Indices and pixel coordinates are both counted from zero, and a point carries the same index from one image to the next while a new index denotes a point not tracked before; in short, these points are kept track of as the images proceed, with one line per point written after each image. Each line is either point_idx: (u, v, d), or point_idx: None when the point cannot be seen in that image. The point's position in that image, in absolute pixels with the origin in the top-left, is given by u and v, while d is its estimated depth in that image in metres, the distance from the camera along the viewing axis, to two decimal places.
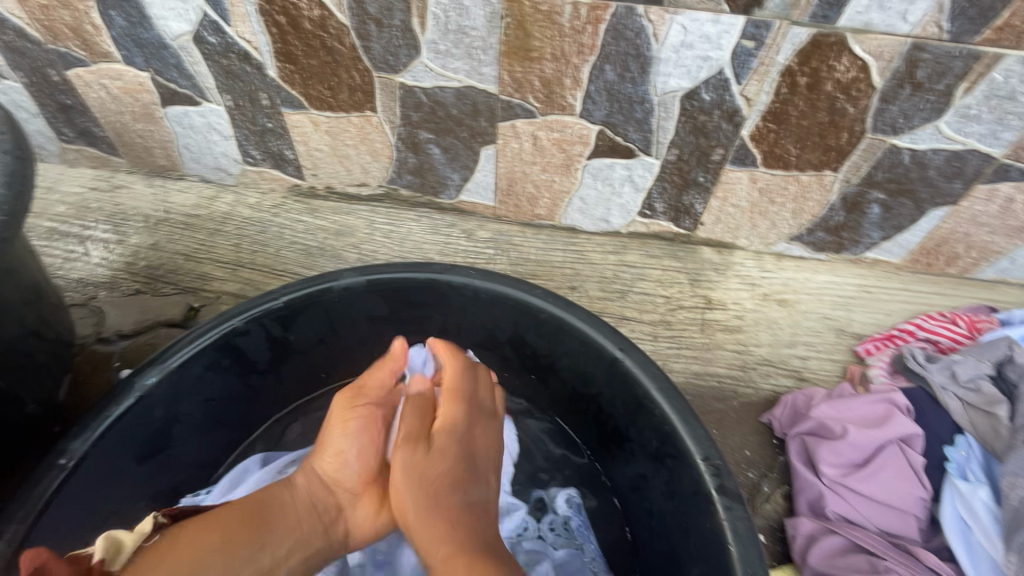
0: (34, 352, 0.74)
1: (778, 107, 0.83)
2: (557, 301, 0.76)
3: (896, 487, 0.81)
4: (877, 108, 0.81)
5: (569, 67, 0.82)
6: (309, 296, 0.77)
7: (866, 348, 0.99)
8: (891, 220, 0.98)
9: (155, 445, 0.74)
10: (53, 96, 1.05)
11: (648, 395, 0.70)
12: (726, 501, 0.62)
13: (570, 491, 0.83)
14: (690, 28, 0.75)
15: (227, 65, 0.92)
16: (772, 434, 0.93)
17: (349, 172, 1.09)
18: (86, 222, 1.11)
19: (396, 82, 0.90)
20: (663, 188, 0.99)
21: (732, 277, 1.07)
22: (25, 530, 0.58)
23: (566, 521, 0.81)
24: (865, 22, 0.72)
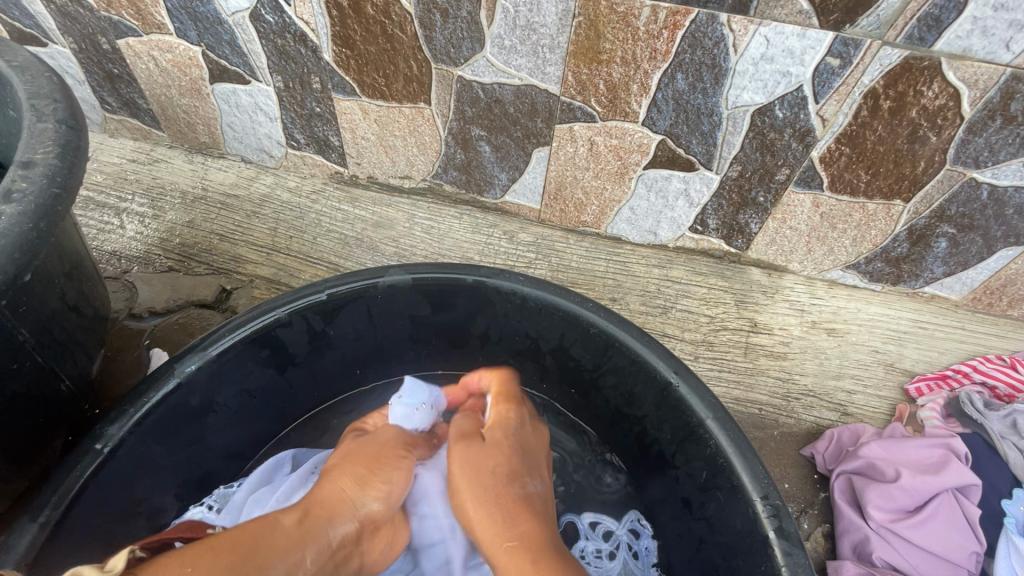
0: (73, 328, 0.73)
1: (856, 129, 0.79)
2: (609, 316, 0.73)
3: (950, 539, 0.77)
4: (962, 140, 0.76)
5: (638, 73, 0.79)
6: (353, 291, 0.74)
7: (918, 388, 0.95)
8: (956, 256, 0.93)
9: (190, 434, 0.72)
10: (101, 64, 1.03)
11: (703, 424, 0.66)
12: (785, 546, 0.59)
13: (636, 515, 0.80)
14: (774, 41, 0.71)
15: (282, 45, 0.90)
16: (813, 469, 0.89)
17: (394, 164, 1.06)
18: (123, 194, 1.10)
19: (455, 75, 0.87)
20: (719, 205, 0.95)
21: (780, 301, 1.03)
22: (59, 515, 0.57)
23: (631, 550, 0.78)
24: (965, 47, 0.67)
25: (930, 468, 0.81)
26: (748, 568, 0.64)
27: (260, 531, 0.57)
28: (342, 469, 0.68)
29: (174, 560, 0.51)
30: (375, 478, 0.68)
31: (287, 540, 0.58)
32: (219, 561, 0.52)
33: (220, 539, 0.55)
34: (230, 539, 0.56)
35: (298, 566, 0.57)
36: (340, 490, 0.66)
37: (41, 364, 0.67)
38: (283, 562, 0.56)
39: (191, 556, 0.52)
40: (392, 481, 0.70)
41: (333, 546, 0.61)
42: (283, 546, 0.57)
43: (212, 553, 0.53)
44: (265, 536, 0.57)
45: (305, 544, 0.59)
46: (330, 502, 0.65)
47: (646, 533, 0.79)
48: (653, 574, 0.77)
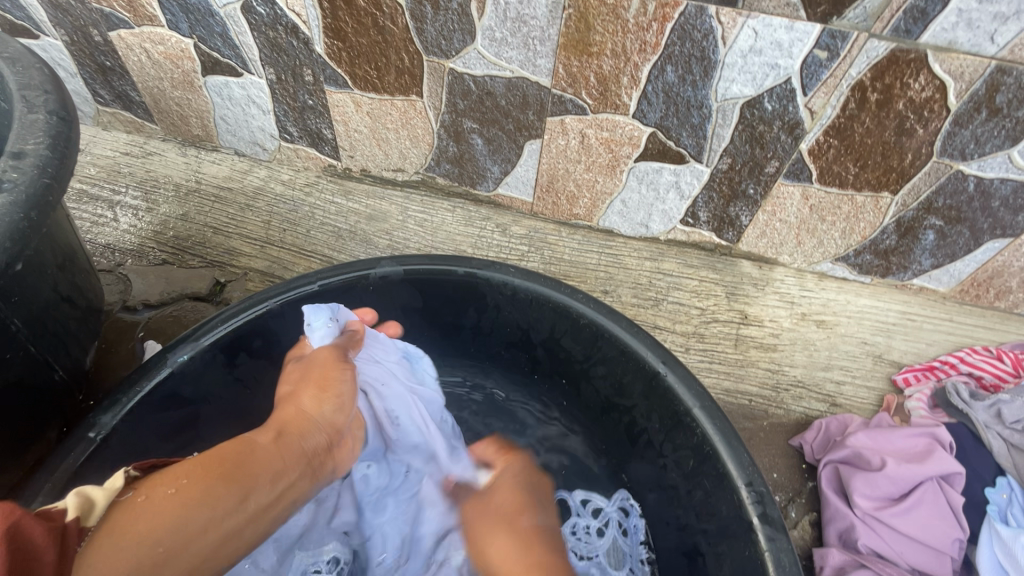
0: (66, 318, 0.74)
1: (844, 122, 0.79)
2: (598, 307, 0.73)
3: (933, 526, 0.78)
4: (949, 132, 0.77)
5: (628, 65, 0.79)
6: (344, 282, 0.75)
7: (905, 378, 0.96)
8: (944, 248, 0.94)
9: (183, 424, 0.73)
10: (94, 57, 1.03)
11: (690, 413, 0.67)
12: (768, 531, 0.60)
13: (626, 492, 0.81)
14: (762, 33, 0.71)
15: (274, 37, 0.90)
16: (801, 458, 0.90)
17: (387, 157, 1.07)
18: (116, 187, 1.10)
19: (446, 67, 0.87)
20: (710, 197, 0.96)
21: (771, 293, 1.04)
22: (52, 502, 0.57)
23: (620, 528, 0.80)
24: (950, 39, 0.67)
25: (916, 457, 0.83)
26: (733, 552, 0.65)
27: (239, 449, 0.59)
28: (304, 382, 0.72)
29: (167, 475, 0.54)
30: (328, 396, 0.71)
31: (267, 453, 0.61)
32: (209, 474, 0.55)
33: (201, 458, 0.56)
34: (211, 454, 0.57)
35: (282, 473, 0.61)
36: (300, 407, 0.69)
37: (34, 354, 0.68)
38: (268, 472, 0.59)
39: (182, 470, 0.54)
40: (345, 392, 0.73)
41: (308, 454, 0.65)
42: (270, 458, 0.60)
43: (206, 470, 0.55)
44: (248, 452, 0.59)
45: (285, 455, 0.62)
46: (297, 420, 0.67)
47: (635, 512, 0.80)
48: (641, 553, 0.78)
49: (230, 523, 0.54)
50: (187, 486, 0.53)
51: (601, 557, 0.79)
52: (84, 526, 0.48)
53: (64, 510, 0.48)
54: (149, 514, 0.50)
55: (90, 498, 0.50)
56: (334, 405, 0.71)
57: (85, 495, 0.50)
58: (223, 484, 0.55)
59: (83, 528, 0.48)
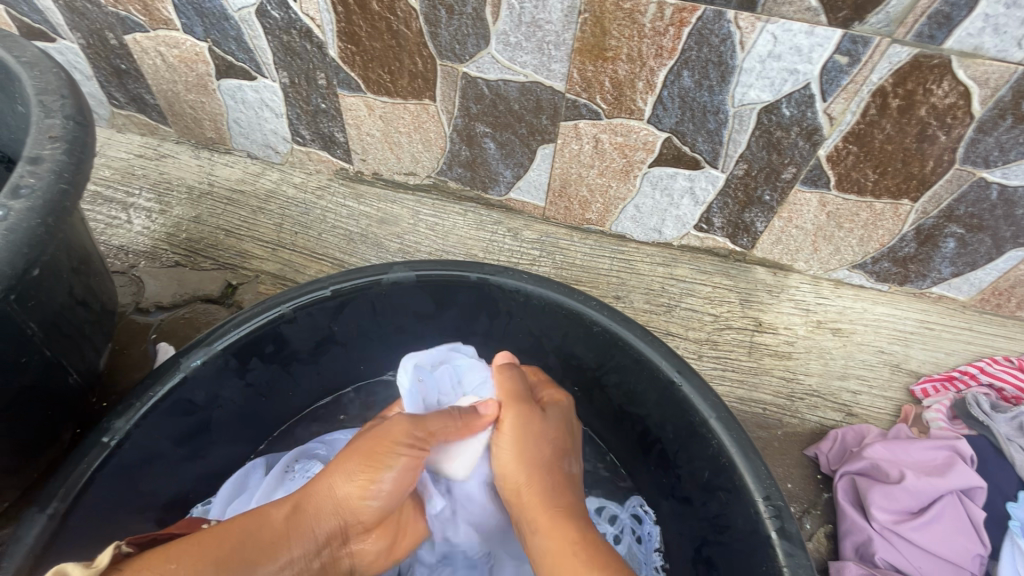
0: (80, 322, 0.74)
1: (864, 128, 0.78)
2: (613, 315, 0.72)
3: (953, 540, 0.77)
4: (972, 139, 0.75)
5: (644, 70, 0.78)
6: (357, 287, 0.75)
7: (924, 389, 0.94)
8: (965, 256, 0.92)
9: (195, 428, 0.73)
10: (109, 60, 1.04)
11: (706, 423, 0.66)
12: (787, 547, 0.59)
13: (641, 500, 0.81)
14: (781, 38, 0.70)
15: (289, 41, 0.90)
16: (817, 469, 0.88)
17: (399, 160, 1.07)
18: (130, 189, 1.10)
19: (460, 71, 0.87)
20: (725, 203, 0.95)
21: (786, 301, 1.03)
22: (66, 506, 0.58)
23: (635, 535, 0.79)
24: (976, 45, 0.66)
25: (935, 470, 0.81)
26: (748, 567, 0.64)
27: (247, 528, 0.60)
28: (349, 457, 0.66)
29: (159, 557, 0.54)
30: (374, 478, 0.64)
31: (273, 538, 0.60)
32: (202, 558, 0.55)
33: (212, 534, 0.58)
34: (216, 534, 0.59)
35: (288, 563, 0.60)
36: (337, 489, 0.64)
37: (49, 357, 0.68)
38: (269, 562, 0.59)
39: (175, 552, 0.55)
40: (392, 474, 0.65)
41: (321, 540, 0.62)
42: (273, 543, 0.60)
43: (200, 558, 0.55)
44: (253, 532, 0.60)
45: (293, 541, 0.61)
46: (322, 502, 0.64)
47: (649, 518, 0.80)
48: (655, 559, 0.77)
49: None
50: (172, 572, 0.53)
51: None
52: None
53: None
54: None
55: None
56: (387, 484, 0.65)
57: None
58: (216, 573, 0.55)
59: None
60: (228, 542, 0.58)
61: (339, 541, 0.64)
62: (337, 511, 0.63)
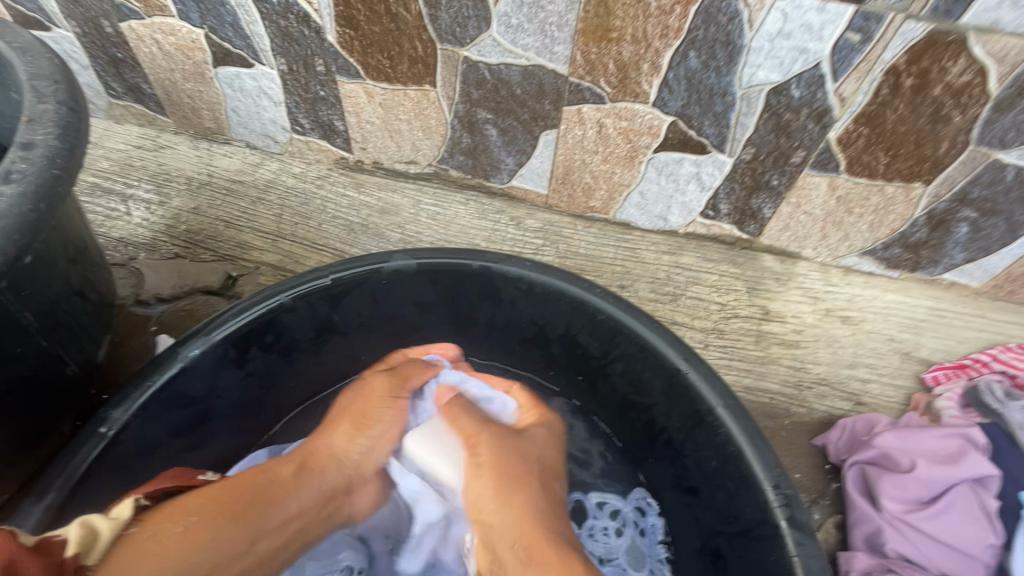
0: (77, 312, 0.73)
1: (875, 109, 0.76)
2: (618, 303, 0.71)
3: (964, 530, 0.75)
4: (988, 119, 0.73)
5: (649, 51, 0.76)
6: (357, 276, 0.74)
7: (935, 376, 0.93)
8: (978, 241, 0.90)
9: (194, 419, 0.72)
10: (105, 49, 1.02)
11: (713, 412, 0.65)
12: (797, 536, 0.58)
13: (643, 493, 0.79)
14: (791, 16, 0.68)
15: (286, 26, 0.88)
16: (826, 459, 0.87)
17: (399, 148, 1.05)
18: (128, 180, 1.09)
19: (461, 56, 0.85)
20: (732, 189, 0.93)
21: (794, 289, 1.01)
22: (64, 497, 0.57)
23: (638, 528, 0.78)
24: (994, 20, 0.63)
25: (946, 459, 0.79)
26: (757, 557, 0.62)
27: (259, 480, 0.64)
28: (342, 416, 0.74)
29: (177, 511, 0.57)
30: (361, 433, 0.73)
31: (284, 487, 0.64)
32: (218, 510, 0.58)
33: (222, 484, 0.62)
34: (229, 485, 0.62)
35: (294, 510, 0.64)
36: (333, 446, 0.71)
37: (45, 348, 0.68)
38: (280, 510, 0.63)
39: (192, 505, 0.58)
40: (379, 430, 0.75)
41: (325, 490, 0.68)
42: (282, 490, 0.64)
43: (219, 507, 0.59)
44: (266, 483, 0.64)
45: (301, 490, 0.65)
46: (324, 455, 0.70)
47: (652, 511, 0.78)
48: (659, 552, 0.76)
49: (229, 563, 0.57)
50: (194, 525, 0.56)
51: (621, 559, 0.76)
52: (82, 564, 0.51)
53: (63, 542, 0.51)
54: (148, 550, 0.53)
55: (94, 530, 0.53)
56: (365, 446, 0.73)
57: (88, 526, 0.53)
58: (230, 522, 0.58)
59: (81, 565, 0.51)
60: (239, 493, 0.61)
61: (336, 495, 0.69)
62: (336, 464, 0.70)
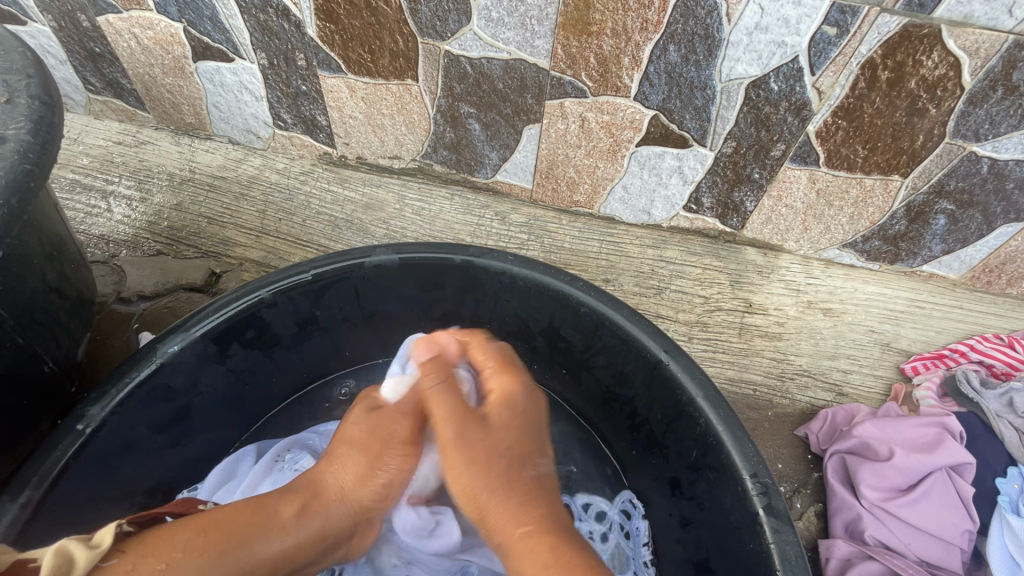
0: (54, 309, 0.72)
1: (853, 102, 0.76)
2: (600, 295, 0.71)
3: (941, 516, 0.76)
4: (962, 111, 0.74)
5: (629, 45, 0.77)
6: (339, 271, 0.73)
7: (914, 366, 0.94)
8: (955, 233, 0.91)
9: (175, 415, 0.72)
10: (83, 43, 1.01)
11: (693, 402, 0.65)
12: (774, 523, 0.58)
13: (630, 497, 0.79)
14: (768, 9, 0.68)
15: (265, 20, 0.88)
16: (807, 448, 0.88)
17: (383, 143, 1.05)
18: (109, 176, 1.08)
19: (442, 50, 0.85)
20: (714, 182, 0.94)
21: (777, 281, 1.02)
22: (40, 495, 0.57)
23: (623, 531, 0.77)
24: (966, 13, 0.64)
25: (924, 447, 0.81)
26: (736, 545, 0.63)
27: (253, 516, 0.59)
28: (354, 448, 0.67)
29: (161, 544, 0.54)
30: (373, 480, 0.66)
31: (276, 527, 0.60)
32: (205, 546, 0.54)
33: (217, 519, 0.58)
34: (223, 519, 0.58)
35: (289, 552, 0.59)
36: (342, 483, 0.66)
37: (21, 345, 0.67)
38: (272, 549, 0.58)
39: (179, 539, 0.54)
40: (392, 476, 0.68)
41: (325, 531, 0.63)
42: (277, 530, 0.59)
43: (206, 543, 0.55)
44: (262, 521, 0.59)
45: (297, 530, 0.61)
46: (330, 492, 0.65)
47: (638, 514, 0.78)
48: (644, 555, 0.76)
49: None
50: (177, 561, 0.52)
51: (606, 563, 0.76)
52: None
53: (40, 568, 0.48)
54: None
55: (71, 556, 0.50)
56: (384, 483, 0.67)
57: (65, 554, 0.49)
58: (218, 561, 0.54)
59: None
60: (231, 533, 0.57)
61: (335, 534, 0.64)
62: (342, 499, 0.65)
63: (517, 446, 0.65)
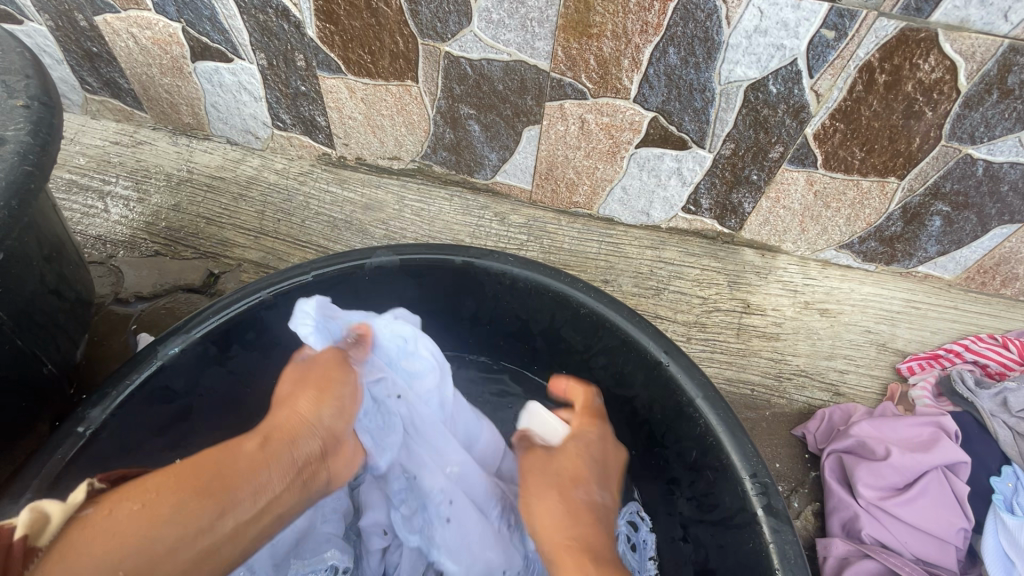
0: (53, 311, 0.72)
1: (851, 105, 0.77)
2: (600, 297, 0.72)
3: (937, 515, 0.77)
4: (958, 114, 0.75)
5: (629, 47, 0.77)
6: (340, 272, 0.73)
7: (909, 366, 0.95)
8: (950, 234, 0.92)
9: (175, 417, 0.72)
10: (80, 43, 1.00)
11: (692, 403, 0.66)
12: (773, 523, 0.59)
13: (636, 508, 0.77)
14: (767, 13, 0.69)
15: (265, 21, 0.88)
16: (804, 448, 0.89)
17: (382, 144, 1.04)
18: (106, 177, 1.08)
19: (442, 51, 0.85)
20: (712, 184, 0.94)
21: (774, 282, 1.03)
22: (40, 498, 0.56)
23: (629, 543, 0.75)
24: (962, 18, 0.65)
25: (920, 447, 0.82)
26: (736, 545, 0.64)
27: (220, 456, 0.54)
28: (297, 386, 0.65)
29: (131, 491, 0.49)
30: (325, 403, 0.64)
31: (249, 462, 0.54)
32: (180, 485, 0.50)
33: (185, 463, 0.53)
34: (190, 465, 0.53)
35: (264, 486, 0.54)
36: (297, 415, 0.61)
37: (20, 347, 0.67)
38: (250, 484, 0.53)
39: (151, 483, 0.50)
40: (346, 396, 0.66)
41: (298, 462, 0.58)
42: (250, 466, 0.54)
43: (177, 482, 0.50)
44: (227, 460, 0.54)
45: (270, 465, 0.56)
46: (289, 424, 0.61)
47: (645, 526, 0.76)
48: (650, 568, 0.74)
49: (193, 545, 0.48)
50: (153, 500, 0.48)
51: None
52: (34, 546, 0.45)
53: (14, 527, 0.45)
54: (102, 534, 0.46)
55: (45, 513, 0.47)
56: (334, 411, 0.64)
57: (40, 510, 0.46)
58: (194, 500, 0.49)
59: (31, 548, 0.45)
60: (202, 471, 0.52)
61: (310, 466, 0.59)
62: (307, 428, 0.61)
63: (574, 472, 0.69)
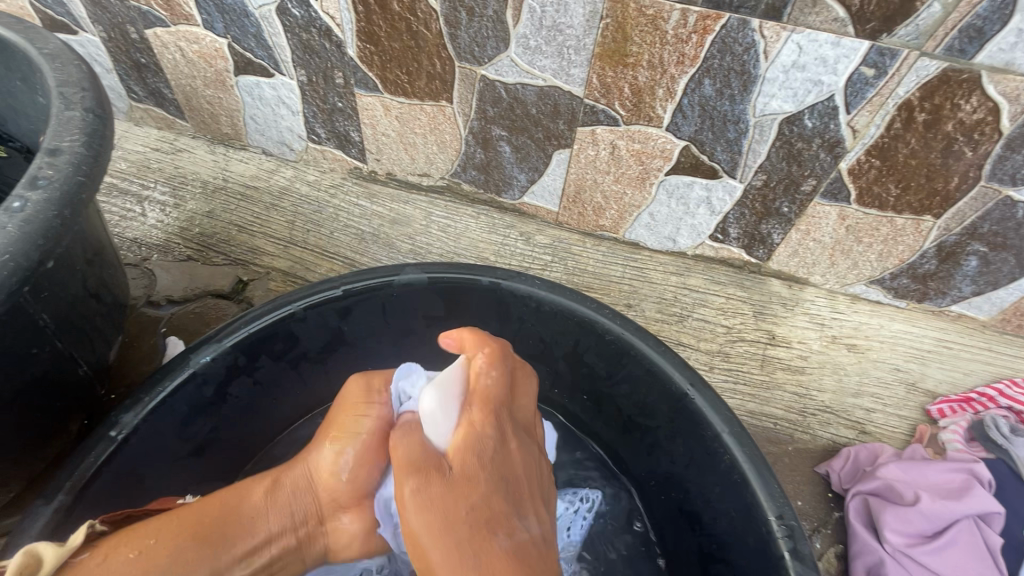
0: (91, 315, 0.74)
1: (888, 141, 0.76)
2: (626, 324, 0.71)
3: (967, 566, 0.75)
4: (999, 155, 0.74)
5: (665, 77, 0.77)
6: (368, 288, 0.74)
7: (940, 409, 0.92)
8: (987, 275, 0.90)
9: (201, 424, 0.72)
10: (129, 54, 1.04)
11: (719, 438, 0.65)
12: (800, 569, 0.57)
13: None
14: (806, 49, 0.69)
15: (308, 40, 0.90)
16: (828, 487, 0.87)
17: (413, 161, 1.06)
18: (145, 182, 1.11)
19: (478, 74, 0.86)
20: (742, 214, 0.94)
21: (800, 314, 1.01)
22: (72, 500, 0.57)
23: None
24: (1008, 61, 0.64)
25: (951, 493, 0.79)
26: None
27: (224, 505, 0.62)
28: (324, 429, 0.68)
29: (136, 533, 0.56)
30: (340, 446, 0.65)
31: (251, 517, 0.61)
32: (180, 533, 0.57)
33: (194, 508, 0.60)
34: (196, 509, 0.61)
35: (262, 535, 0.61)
36: (315, 460, 0.66)
37: (59, 349, 0.68)
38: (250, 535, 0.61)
39: (156, 527, 0.57)
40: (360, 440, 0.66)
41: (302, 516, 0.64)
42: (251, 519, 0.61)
43: (179, 528, 0.57)
44: (230, 508, 0.62)
45: (269, 517, 0.62)
46: (299, 476, 0.65)
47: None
48: None
49: None
50: (149, 549, 0.55)
51: None
52: None
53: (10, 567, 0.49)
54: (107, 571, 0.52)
55: (41, 556, 0.51)
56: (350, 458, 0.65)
57: (36, 554, 0.50)
58: (194, 546, 0.57)
59: None
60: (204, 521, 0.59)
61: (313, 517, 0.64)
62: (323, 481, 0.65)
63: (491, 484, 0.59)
